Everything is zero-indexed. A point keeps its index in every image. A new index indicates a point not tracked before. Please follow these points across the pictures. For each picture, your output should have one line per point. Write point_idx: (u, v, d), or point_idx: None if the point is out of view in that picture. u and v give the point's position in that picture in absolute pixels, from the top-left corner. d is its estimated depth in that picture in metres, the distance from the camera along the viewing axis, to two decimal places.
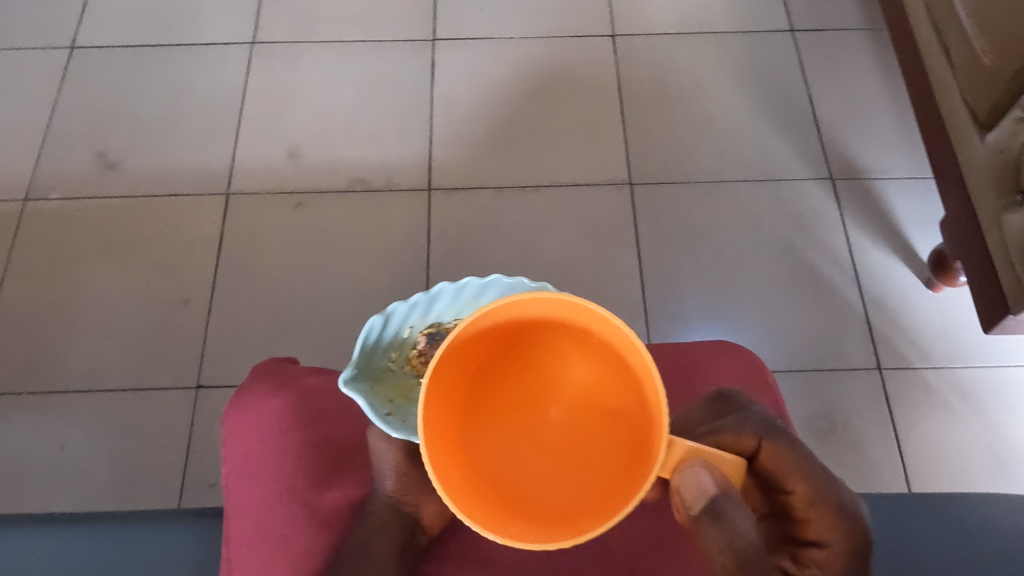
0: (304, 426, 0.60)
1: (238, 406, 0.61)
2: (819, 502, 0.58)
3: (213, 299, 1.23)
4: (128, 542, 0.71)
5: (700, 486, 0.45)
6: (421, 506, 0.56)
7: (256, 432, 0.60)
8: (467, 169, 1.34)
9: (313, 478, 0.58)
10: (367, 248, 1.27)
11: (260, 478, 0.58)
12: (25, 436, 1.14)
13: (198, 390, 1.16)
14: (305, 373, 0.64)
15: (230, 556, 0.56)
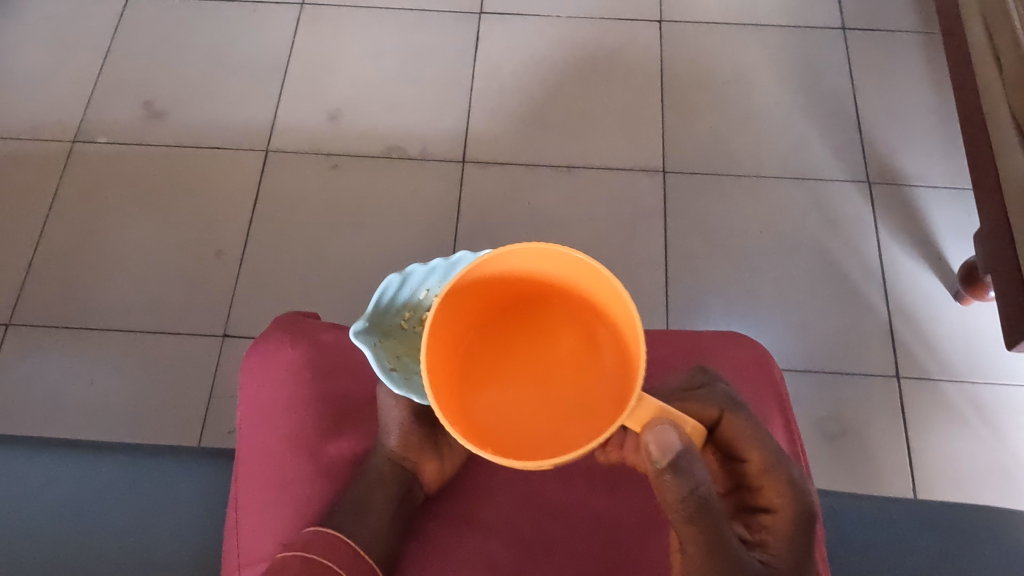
0: (317, 378, 0.62)
1: (259, 353, 0.63)
2: (774, 472, 0.59)
3: (245, 251, 1.26)
4: (152, 474, 0.75)
5: (662, 442, 0.45)
6: (421, 464, 0.59)
7: (270, 381, 0.62)
8: (502, 144, 1.35)
9: (322, 429, 0.60)
10: (398, 215, 1.29)
11: (271, 425, 0.60)
12: (58, 368, 1.19)
13: (224, 339, 1.20)
14: (323, 328, 0.65)
15: (237, 493, 0.58)
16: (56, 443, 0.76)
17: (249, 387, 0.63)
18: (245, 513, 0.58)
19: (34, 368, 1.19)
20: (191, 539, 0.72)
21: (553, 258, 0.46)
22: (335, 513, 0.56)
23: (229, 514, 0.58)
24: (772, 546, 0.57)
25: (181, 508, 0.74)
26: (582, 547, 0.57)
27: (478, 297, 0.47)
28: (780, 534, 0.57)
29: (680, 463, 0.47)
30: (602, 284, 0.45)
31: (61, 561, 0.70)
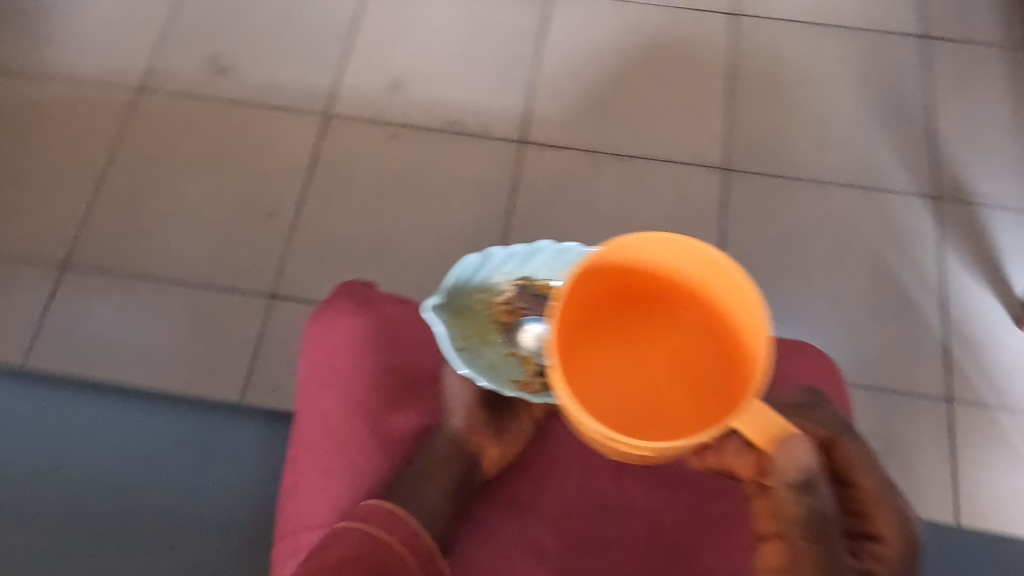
0: (380, 350, 0.61)
1: (323, 319, 0.63)
2: (876, 496, 0.61)
3: (300, 213, 1.26)
4: (215, 431, 0.78)
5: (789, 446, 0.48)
6: (484, 449, 0.58)
7: (333, 347, 0.62)
8: (564, 127, 1.33)
9: (383, 402, 0.60)
10: (454, 190, 1.29)
11: (334, 393, 0.60)
12: (110, 313, 1.20)
13: (273, 299, 1.20)
14: (387, 299, 0.64)
15: (295, 456, 0.60)
16: (125, 393, 0.80)
17: (312, 352, 0.63)
18: (302, 476, 0.58)
19: (87, 311, 1.20)
20: (248, 496, 0.75)
21: (683, 251, 0.46)
22: (397, 488, 0.56)
23: (286, 479, 0.59)
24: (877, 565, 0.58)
25: (240, 465, 0.77)
26: (634, 545, 0.61)
27: (606, 274, 0.48)
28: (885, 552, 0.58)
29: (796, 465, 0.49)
30: (728, 285, 0.46)
31: (123, 510, 0.74)
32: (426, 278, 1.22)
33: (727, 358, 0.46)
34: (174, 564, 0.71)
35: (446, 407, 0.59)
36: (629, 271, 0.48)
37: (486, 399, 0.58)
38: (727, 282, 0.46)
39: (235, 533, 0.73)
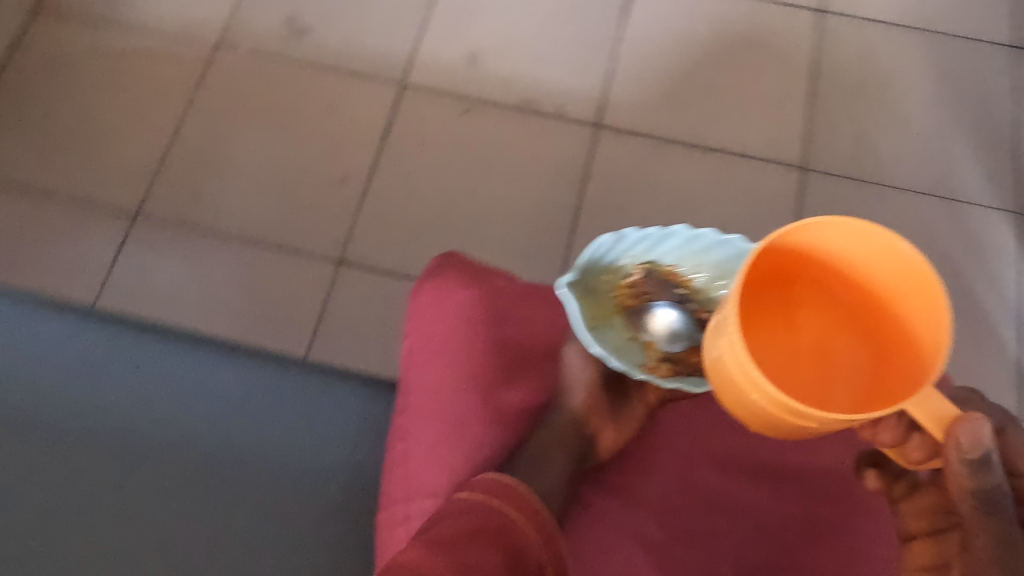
0: (492, 324, 0.62)
1: (433, 289, 0.64)
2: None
3: (371, 181, 1.26)
4: (304, 389, 0.78)
5: (971, 442, 0.43)
6: (601, 431, 0.59)
7: (443, 318, 0.63)
8: (641, 115, 1.32)
9: (495, 376, 0.60)
10: (526, 170, 1.28)
11: (447, 363, 0.61)
12: (178, 266, 1.21)
13: (340, 266, 1.20)
14: (497, 275, 0.65)
15: (404, 424, 0.60)
16: (214, 345, 0.80)
17: (421, 321, 0.64)
18: (413, 443, 0.59)
19: (156, 262, 1.21)
20: (338, 457, 0.76)
21: (900, 270, 0.45)
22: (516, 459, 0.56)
23: (396, 445, 0.59)
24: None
25: (329, 425, 0.77)
26: (742, 543, 0.64)
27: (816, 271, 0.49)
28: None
29: (971, 472, 0.45)
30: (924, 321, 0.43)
31: (213, 462, 0.74)
32: (495, 255, 1.22)
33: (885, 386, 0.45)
34: (266, 518, 0.72)
35: (563, 384, 0.59)
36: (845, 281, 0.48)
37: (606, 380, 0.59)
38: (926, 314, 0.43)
39: (325, 491, 0.74)
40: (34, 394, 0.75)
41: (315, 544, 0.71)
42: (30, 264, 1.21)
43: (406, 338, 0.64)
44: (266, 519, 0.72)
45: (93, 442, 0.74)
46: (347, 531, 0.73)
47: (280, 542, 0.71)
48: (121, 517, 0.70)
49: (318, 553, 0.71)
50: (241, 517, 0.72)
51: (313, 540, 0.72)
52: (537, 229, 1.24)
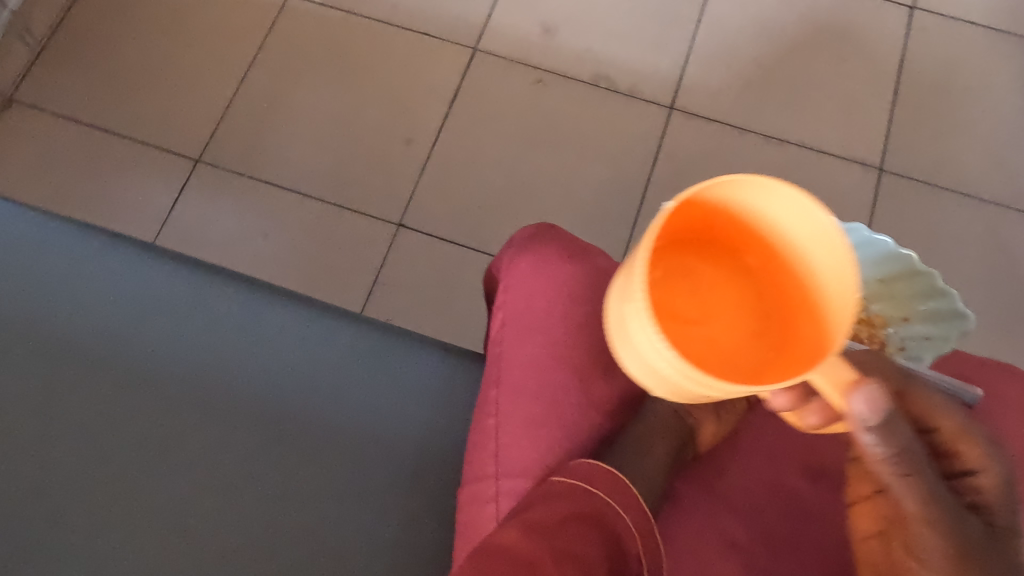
0: (592, 303, 0.62)
1: (533, 260, 0.63)
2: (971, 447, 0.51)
3: (436, 144, 1.24)
4: (381, 353, 0.73)
5: (869, 411, 0.41)
6: (700, 423, 0.62)
7: (542, 291, 0.62)
8: (715, 99, 1.28)
9: (592, 357, 0.60)
10: (594, 147, 1.25)
11: (547, 334, 0.61)
12: (236, 214, 1.19)
13: (399, 228, 1.18)
14: (596, 253, 0.65)
15: (496, 395, 0.60)
16: (290, 297, 0.75)
17: (516, 291, 0.63)
18: (504, 415, 0.59)
19: (213, 208, 1.19)
20: (415, 430, 0.71)
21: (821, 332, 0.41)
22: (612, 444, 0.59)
23: (488, 415, 0.60)
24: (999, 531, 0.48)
25: (406, 395, 0.72)
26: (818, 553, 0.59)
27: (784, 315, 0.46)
28: (998, 512, 0.49)
29: (878, 437, 0.44)
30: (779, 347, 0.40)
31: (281, 420, 0.69)
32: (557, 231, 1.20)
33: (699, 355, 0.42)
34: (335, 487, 0.67)
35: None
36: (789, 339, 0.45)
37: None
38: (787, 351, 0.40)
39: (398, 464, 0.69)
40: (96, 330, 0.70)
41: (384, 519, 0.67)
42: (90, 201, 1.20)
43: (499, 306, 0.64)
44: (334, 488, 0.67)
45: (156, 388, 0.68)
46: (420, 509, 0.68)
47: (348, 514, 0.66)
48: (184, 471, 0.66)
49: (388, 530, 0.66)
50: (310, 482, 0.67)
51: (383, 516, 0.67)
52: (601, 207, 1.21)
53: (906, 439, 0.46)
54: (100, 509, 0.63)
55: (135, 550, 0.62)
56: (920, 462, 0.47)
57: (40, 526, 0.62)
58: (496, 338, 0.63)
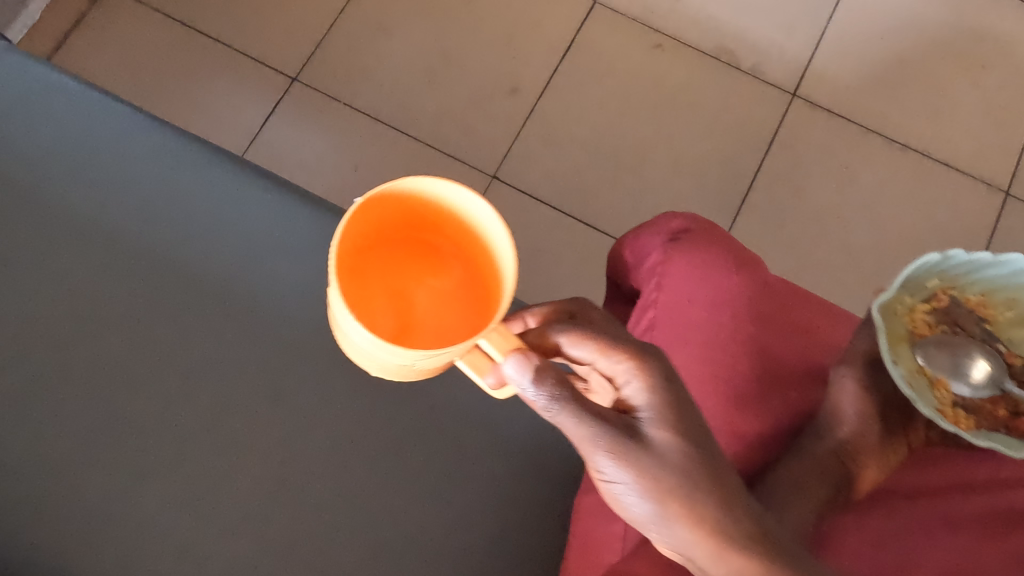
0: (753, 320, 0.56)
1: (694, 260, 0.58)
2: (614, 365, 0.46)
3: (543, 97, 1.17)
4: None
5: (517, 372, 0.41)
6: (864, 470, 0.51)
7: (700, 296, 0.56)
8: (842, 92, 1.20)
9: (751, 382, 0.54)
10: (706, 123, 1.18)
11: (706, 347, 0.55)
12: (326, 142, 1.14)
13: (492, 180, 1.13)
14: (763, 267, 0.59)
15: None
16: None
17: (670, 288, 0.57)
18: None
19: (304, 129, 1.15)
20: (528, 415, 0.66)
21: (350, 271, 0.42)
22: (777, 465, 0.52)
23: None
24: (651, 430, 0.44)
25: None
26: None
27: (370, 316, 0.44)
28: (652, 412, 0.44)
29: (533, 387, 0.41)
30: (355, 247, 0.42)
31: (393, 383, 0.64)
32: (656, 207, 1.14)
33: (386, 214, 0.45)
34: (440, 464, 0.63)
35: (831, 411, 0.53)
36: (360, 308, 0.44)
37: (885, 414, 0.53)
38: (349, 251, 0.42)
39: (508, 449, 0.65)
40: (194, 262, 0.64)
41: (489, 505, 0.63)
42: (177, 103, 1.14)
43: (645, 304, 0.59)
44: (439, 464, 0.63)
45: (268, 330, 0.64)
46: (524, 500, 0.64)
47: (451, 495, 0.62)
48: (293, 424, 0.62)
49: (487, 515, 0.62)
50: (418, 455, 0.63)
51: (486, 501, 0.63)
52: (705, 189, 1.15)
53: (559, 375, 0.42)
54: (202, 454, 0.60)
55: (234, 502, 0.59)
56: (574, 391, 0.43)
57: (139, 464, 0.58)
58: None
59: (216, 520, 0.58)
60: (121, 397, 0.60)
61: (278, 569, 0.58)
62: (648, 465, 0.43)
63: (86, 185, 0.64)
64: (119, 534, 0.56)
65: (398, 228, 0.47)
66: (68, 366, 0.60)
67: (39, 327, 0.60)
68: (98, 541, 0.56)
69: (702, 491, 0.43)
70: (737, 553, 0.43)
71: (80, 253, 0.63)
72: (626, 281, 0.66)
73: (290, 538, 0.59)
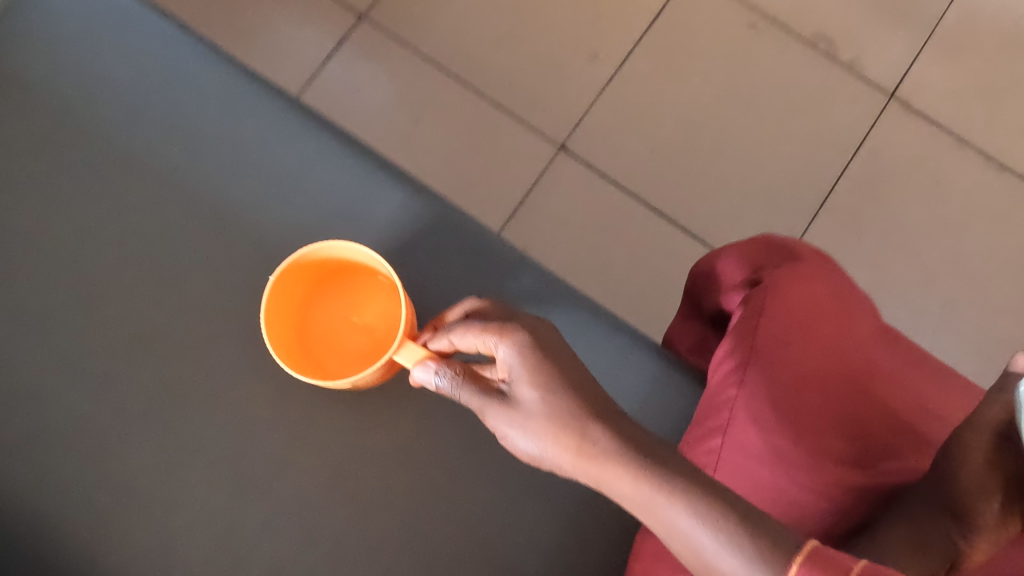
0: (864, 351, 0.53)
1: (806, 281, 0.55)
2: (480, 341, 0.49)
3: (623, 68, 1.10)
4: (585, 332, 0.60)
5: (423, 377, 0.50)
6: (975, 546, 0.45)
7: (812, 317, 0.53)
8: (945, 99, 1.11)
9: (863, 418, 0.51)
10: (792, 116, 1.10)
11: (816, 393, 0.51)
12: (389, 90, 1.08)
13: (560, 151, 1.07)
14: (863, 297, 0.58)
15: (730, 436, 0.51)
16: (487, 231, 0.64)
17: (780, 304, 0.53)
18: (738, 464, 0.50)
19: (368, 73, 1.08)
20: None
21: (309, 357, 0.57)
22: (881, 532, 0.47)
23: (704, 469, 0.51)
24: (520, 387, 0.46)
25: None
26: None
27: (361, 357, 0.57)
28: (519, 371, 0.47)
29: (439, 378, 0.49)
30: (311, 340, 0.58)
31: None
32: (728, 199, 1.07)
33: (321, 288, 0.59)
34: (492, 473, 0.57)
35: (951, 477, 0.47)
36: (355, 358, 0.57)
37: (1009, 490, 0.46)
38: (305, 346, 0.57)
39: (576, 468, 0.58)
40: (252, 221, 0.59)
41: (549, 528, 0.57)
42: (239, 31, 1.08)
43: (743, 319, 0.54)
44: (498, 476, 0.57)
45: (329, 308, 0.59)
46: (589, 529, 0.57)
47: (509, 513, 0.57)
48: (345, 414, 0.57)
49: (546, 539, 0.57)
50: (476, 465, 0.57)
51: (540, 521, 0.57)
52: (783, 187, 1.08)
53: (453, 369, 0.49)
54: (245, 436, 0.56)
55: (273, 491, 0.55)
56: (463, 376, 0.49)
57: (182, 441, 0.55)
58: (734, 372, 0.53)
59: (251, 503, 0.55)
60: (170, 366, 0.56)
61: (309, 564, 0.54)
62: (524, 419, 0.46)
63: (151, 127, 0.60)
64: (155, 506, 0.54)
65: (338, 286, 0.59)
66: (120, 327, 0.57)
67: (95, 281, 0.57)
68: (137, 519, 0.54)
69: (569, 432, 0.44)
70: (616, 484, 0.42)
71: (140, 202, 0.59)
72: (716, 299, 0.62)
73: (325, 534, 0.55)
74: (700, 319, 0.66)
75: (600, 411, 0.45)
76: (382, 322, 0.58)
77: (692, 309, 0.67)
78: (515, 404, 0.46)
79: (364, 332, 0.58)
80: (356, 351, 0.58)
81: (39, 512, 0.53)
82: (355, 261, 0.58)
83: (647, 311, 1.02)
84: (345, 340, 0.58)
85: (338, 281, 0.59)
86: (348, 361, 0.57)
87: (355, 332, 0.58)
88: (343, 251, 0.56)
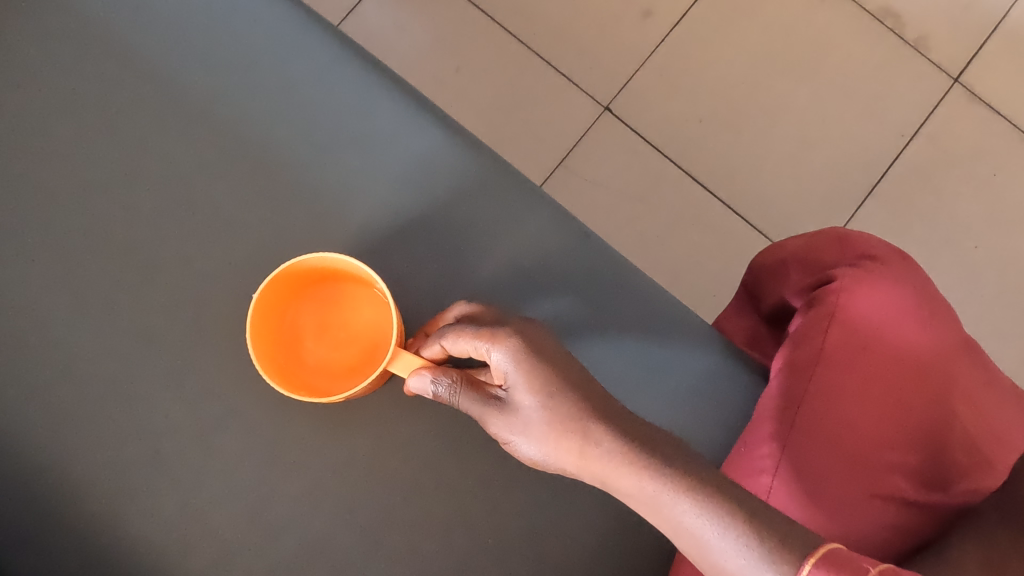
0: (941, 356, 0.51)
1: (884, 279, 0.52)
2: (471, 347, 0.45)
3: (677, 29, 1.04)
4: (645, 319, 0.56)
5: (417, 388, 0.46)
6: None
7: (886, 318, 0.51)
8: (1011, 88, 1.05)
9: (929, 428, 0.49)
10: (849, 94, 1.05)
11: (884, 403, 0.49)
12: (429, 34, 1.02)
13: (604, 112, 1.02)
14: (944, 302, 0.55)
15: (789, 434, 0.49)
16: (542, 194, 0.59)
17: (853, 303, 0.51)
18: (795, 463, 0.48)
19: (409, 14, 1.02)
20: None
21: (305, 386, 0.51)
22: (946, 547, 0.45)
23: (761, 472, 0.48)
24: (518, 394, 0.44)
25: (657, 385, 0.55)
26: None
27: (360, 361, 0.52)
28: (514, 380, 0.44)
29: (433, 387, 0.46)
30: (297, 372, 0.52)
31: None
32: (776, 176, 1.02)
33: (284, 318, 0.53)
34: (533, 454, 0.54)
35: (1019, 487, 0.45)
36: (352, 369, 0.52)
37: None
38: (295, 378, 0.51)
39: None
40: (294, 167, 0.55)
41: (595, 522, 0.53)
42: None
43: (812, 314, 0.52)
44: None
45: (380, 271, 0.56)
46: (634, 518, 0.54)
47: (555, 503, 0.53)
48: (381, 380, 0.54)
49: (588, 532, 0.53)
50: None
51: (581, 504, 0.54)
52: (834, 168, 1.03)
53: (445, 378, 0.46)
54: (276, 397, 0.53)
55: (303, 454, 0.52)
56: (457, 385, 0.45)
57: (216, 403, 0.52)
58: (801, 372, 0.50)
59: (279, 466, 0.52)
60: (204, 322, 0.53)
61: (337, 533, 0.52)
62: (525, 426, 0.44)
63: (191, 57, 0.56)
64: (181, 463, 0.51)
65: (302, 308, 0.54)
66: (156, 278, 0.53)
67: (134, 228, 0.54)
68: (165, 481, 0.51)
69: (571, 439, 0.43)
70: (624, 489, 0.42)
71: (178, 139, 0.55)
72: (773, 297, 0.61)
73: (355, 504, 0.52)
74: (755, 314, 0.65)
75: (606, 414, 0.43)
76: (367, 318, 0.53)
77: (747, 302, 0.66)
78: (516, 413, 0.44)
79: (345, 341, 0.53)
80: (349, 361, 0.53)
81: (59, 462, 0.50)
82: (329, 270, 0.52)
83: (683, 286, 0.99)
84: (331, 360, 0.53)
85: (300, 304, 0.53)
86: (343, 376, 0.52)
87: (338, 343, 0.53)
88: (338, 261, 0.50)
